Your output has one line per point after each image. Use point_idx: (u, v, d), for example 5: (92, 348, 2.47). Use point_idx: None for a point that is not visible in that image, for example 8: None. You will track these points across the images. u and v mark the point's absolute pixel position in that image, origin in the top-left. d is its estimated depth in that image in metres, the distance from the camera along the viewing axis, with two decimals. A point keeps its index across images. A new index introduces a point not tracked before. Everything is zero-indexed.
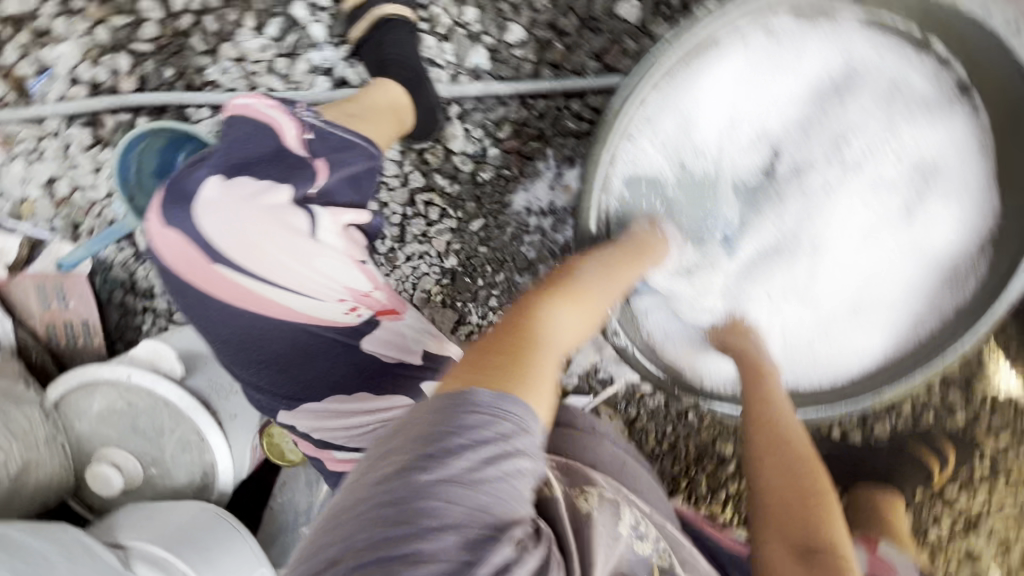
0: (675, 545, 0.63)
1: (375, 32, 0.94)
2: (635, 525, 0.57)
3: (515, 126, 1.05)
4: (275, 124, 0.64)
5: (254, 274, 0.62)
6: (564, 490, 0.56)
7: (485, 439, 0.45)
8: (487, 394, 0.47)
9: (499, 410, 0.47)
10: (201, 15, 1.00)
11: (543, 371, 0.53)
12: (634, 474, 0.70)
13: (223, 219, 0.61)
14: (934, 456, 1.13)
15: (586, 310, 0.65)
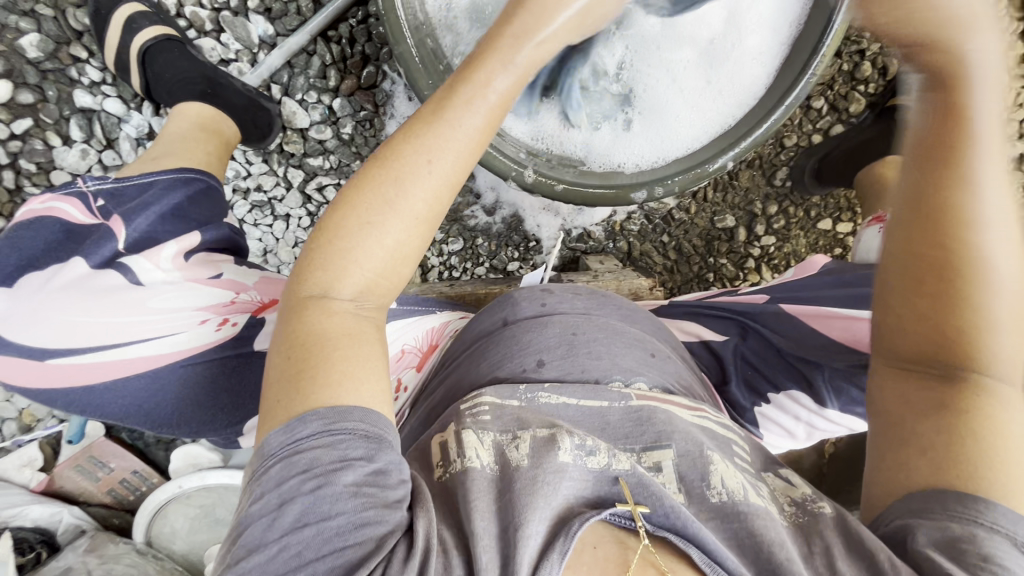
0: (653, 427, 0.53)
1: (147, 64, 0.88)
2: (581, 443, 0.48)
3: (339, 66, 0.98)
4: (54, 209, 0.59)
5: (95, 347, 0.56)
6: (494, 447, 0.48)
7: (321, 475, 0.40)
8: (300, 428, 0.41)
9: (320, 438, 0.41)
10: (15, 162, 0.98)
11: (355, 358, 0.45)
12: (593, 342, 0.62)
13: (30, 318, 0.54)
14: (922, 96, 1.03)
15: (406, 221, 0.47)
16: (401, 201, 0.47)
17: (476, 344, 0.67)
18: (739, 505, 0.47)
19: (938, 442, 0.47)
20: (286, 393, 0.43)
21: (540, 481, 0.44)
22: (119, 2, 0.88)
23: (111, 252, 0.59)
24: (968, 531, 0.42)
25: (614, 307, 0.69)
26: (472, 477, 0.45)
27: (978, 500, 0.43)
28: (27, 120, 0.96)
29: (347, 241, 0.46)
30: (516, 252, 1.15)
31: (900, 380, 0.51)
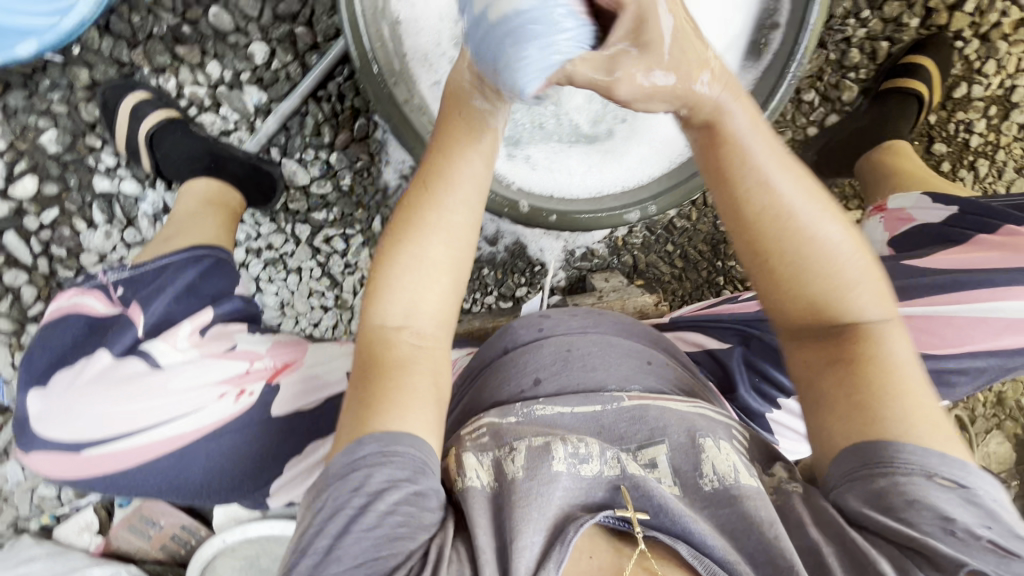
0: (647, 424, 0.58)
1: (155, 147, 0.93)
2: (574, 451, 0.53)
3: (331, 122, 1.02)
4: (79, 303, 0.66)
5: (121, 434, 0.61)
6: (492, 463, 0.54)
7: (373, 494, 0.48)
8: (360, 448, 0.49)
9: (377, 458, 0.49)
10: (47, 249, 1.05)
11: (415, 376, 0.54)
12: (587, 356, 0.66)
13: (64, 413, 0.61)
14: (915, 77, 1.01)
15: (438, 256, 0.57)
16: (430, 245, 0.57)
17: (479, 374, 0.72)
18: (728, 488, 0.52)
19: (849, 401, 0.52)
20: (360, 405, 0.52)
21: (533, 493, 0.50)
22: (124, 94, 0.94)
23: (133, 338, 0.65)
24: (892, 482, 0.48)
25: (610, 321, 0.73)
26: (473, 494, 0.51)
27: (890, 446, 0.49)
28: (54, 209, 1.03)
29: (409, 261, 0.57)
30: (523, 278, 1.17)
31: (803, 352, 0.56)
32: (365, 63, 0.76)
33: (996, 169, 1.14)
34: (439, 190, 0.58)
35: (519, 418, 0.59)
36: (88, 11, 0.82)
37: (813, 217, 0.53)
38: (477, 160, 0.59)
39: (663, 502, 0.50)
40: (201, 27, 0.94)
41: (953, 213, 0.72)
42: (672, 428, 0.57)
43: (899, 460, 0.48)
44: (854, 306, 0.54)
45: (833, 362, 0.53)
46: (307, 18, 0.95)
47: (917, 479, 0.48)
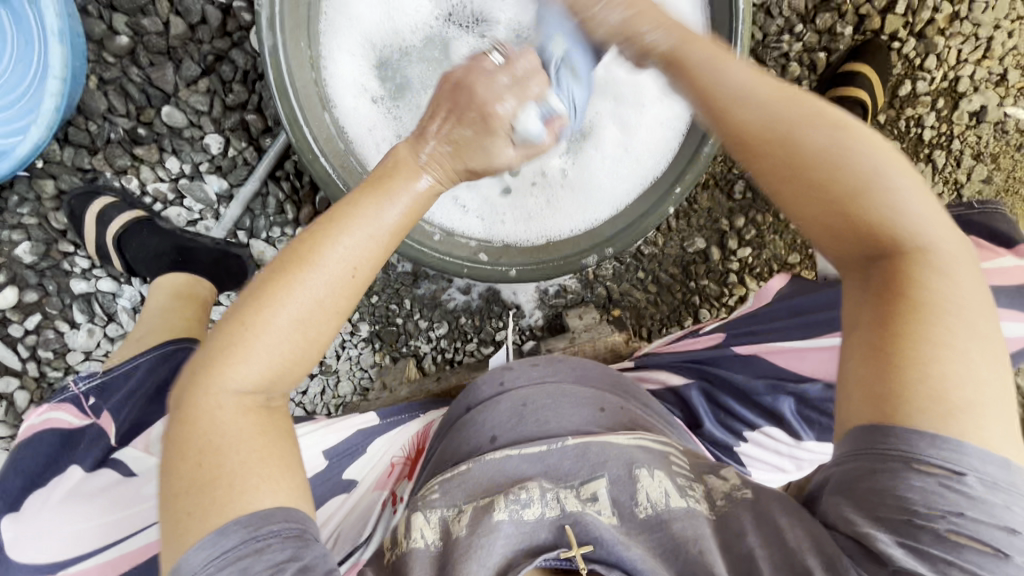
0: (589, 460, 0.58)
1: (123, 248, 0.96)
2: (515, 498, 0.54)
3: (293, 199, 1.05)
4: (52, 419, 0.66)
5: (98, 548, 0.62)
6: (439, 523, 0.55)
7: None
8: (223, 540, 0.42)
9: (253, 544, 0.42)
10: (35, 353, 1.08)
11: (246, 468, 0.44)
12: (541, 410, 0.66)
13: (35, 538, 0.59)
14: (854, 86, 1.02)
15: (306, 325, 0.47)
16: (292, 298, 0.46)
17: (447, 432, 0.73)
18: (659, 513, 0.53)
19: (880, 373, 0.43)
20: (176, 516, 0.43)
21: (475, 546, 0.50)
22: (89, 200, 0.97)
23: (104, 449, 0.66)
24: (880, 473, 0.42)
25: (569, 369, 0.73)
26: (417, 555, 0.52)
27: (895, 430, 0.41)
28: (37, 314, 1.06)
29: (229, 339, 0.46)
30: (500, 321, 1.18)
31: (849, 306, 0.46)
32: (305, 148, 0.77)
33: (953, 158, 1.14)
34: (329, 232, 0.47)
35: (468, 466, 0.60)
36: (40, 135, 0.85)
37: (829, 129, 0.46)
38: (376, 217, 0.49)
39: (601, 536, 0.50)
40: (156, 125, 0.97)
41: None
42: (612, 461, 0.58)
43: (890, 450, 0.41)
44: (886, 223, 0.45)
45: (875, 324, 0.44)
46: (255, 104, 0.98)
47: (902, 469, 0.41)
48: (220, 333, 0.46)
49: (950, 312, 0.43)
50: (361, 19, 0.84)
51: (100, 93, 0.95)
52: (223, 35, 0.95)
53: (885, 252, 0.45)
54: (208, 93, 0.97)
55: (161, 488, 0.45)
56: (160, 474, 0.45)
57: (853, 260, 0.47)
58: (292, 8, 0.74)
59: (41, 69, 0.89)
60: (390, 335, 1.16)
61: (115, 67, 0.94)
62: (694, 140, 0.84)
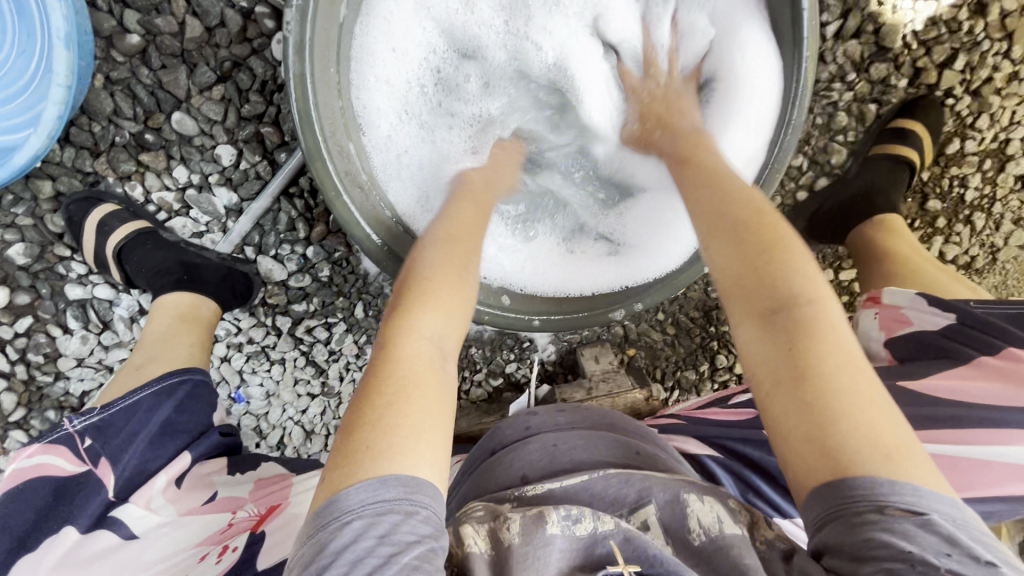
0: (633, 486, 0.61)
1: (124, 261, 0.90)
2: (568, 514, 0.57)
3: (305, 217, 0.99)
4: (43, 465, 0.62)
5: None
6: (489, 531, 0.56)
7: (398, 545, 0.45)
8: (383, 489, 0.47)
9: (407, 504, 0.47)
10: (25, 356, 1.03)
11: (426, 398, 0.53)
12: (572, 449, 0.70)
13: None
14: (899, 144, 0.98)
15: (459, 292, 0.64)
16: (455, 272, 0.65)
17: (476, 471, 0.76)
18: (714, 543, 0.57)
19: (799, 412, 0.47)
20: (361, 441, 0.50)
21: (530, 556, 0.53)
22: (90, 208, 0.91)
23: (103, 504, 0.62)
24: (855, 524, 0.43)
25: (595, 416, 0.78)
26: (475, 561, 0.53)
27: (849, 481, 0.44)
28: (28, 318, 1.00)
29: (418, 297, 0.61)
30: (512, 353, 1.13)
31: (751, 360, 0.52)
32: (327, 183, 0.71)
33: (993, 222, 1.11)
34: (472, 232, 0.71)
35: (513, 501, 0.62)
36: (41, 143, 0.79)
37: (740, 214, 0.58)
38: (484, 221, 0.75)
39: (658, 552, 0.54)
40: (165, 132, 0.91)
41: (950, 324, 0.69)
42: (657, 488, 0.61)
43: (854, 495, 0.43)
44: (787, 289, 0.52)
45: (777, 373, 0.49)
46: (273, 117, 0.92)
47: (870, 517, 0.42)
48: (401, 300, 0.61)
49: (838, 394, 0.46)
50: (403, 51, 0.82)
51: (106, 93, 0.88)
52: (242, 43, 0.88)
53: (782, 306, 0.51)
54: (223, 101, 0.90)
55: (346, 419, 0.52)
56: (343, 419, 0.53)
57: (760, 317, 0.52)
58: (324, 34, 0.68)
59: (43, 67, 0.82)
60: None
61: (124, 67, 0.88)
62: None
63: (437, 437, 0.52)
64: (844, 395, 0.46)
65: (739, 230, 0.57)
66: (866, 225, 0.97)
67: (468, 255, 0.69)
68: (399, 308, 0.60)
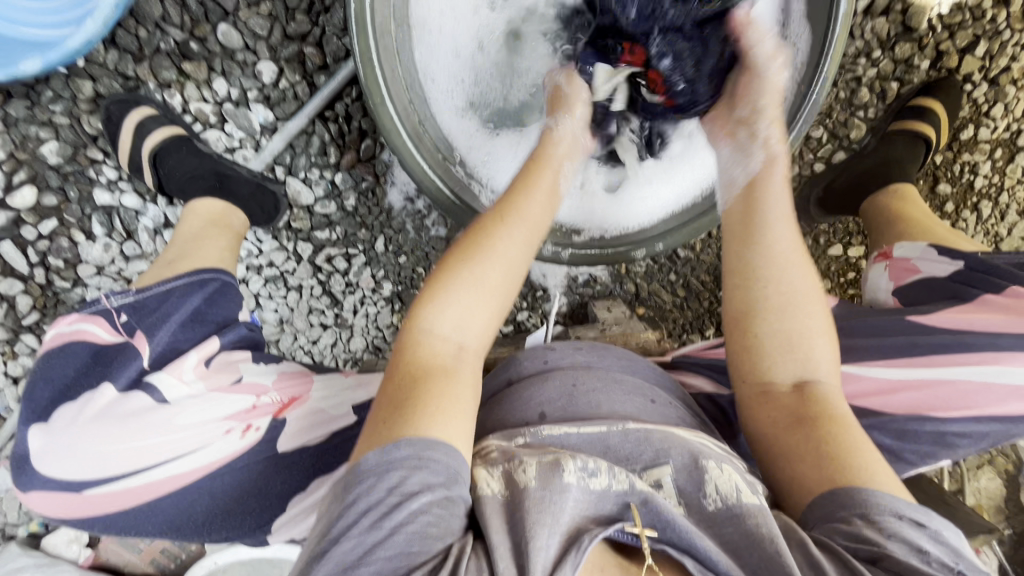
0: (652, 446, 0.62)
1: (158, 165, 0.92)
2: (584, 465, 0.55)
3: (337, 143, 1.01)
4: (81, 330, 0.64)
5: (130, 471, 0.59)
6: (502, 474, 0.57)
7: (407, 494, 0.50)
8: (395, 451, 0.51)
9: (416, 463, 0.51)
10: (44, 260, 1.03)
11: (454, 392, 0.57)
12: (592, 392, 0.72)
13: (68, 452, 0.58)
14: (919, 121, 1.02)
15: (503, 280, 0.65)
16: (499, 264, 0.65)
17: (490, 403, 0.77)
18: (733, 508, 0.56)
19: (810, 449, 0.60)
20: (388, 416, 0.54)
21: (546, 501, 0.52)
22: (128, 110, 0.92)
23: (138, 371, 0.63)
24: (868, 520, 0.52)
25: (613, 358, 0.79)
26: (486, 503, 0.54)
27: (865, 494, 0.54)
28: (52, 221, 1.01)
29: (462, 282, 0.62)
30: (524, 302, 1.15)
31: (764, 405, 0.66)
32: (373, 86, 0.73)
33: (998, 211, 1.15)
34: (523, 215, 0.69)
35: (525, 440, 0.63)
36: (95, 30, 0.81)
37: (795, 275, 0.68)
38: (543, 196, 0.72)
39: (670, 520, 0.53)
40: (209, 43, 0.93)
41: (959, 270, 0.74)
42: (676, 449, 0.62)
43: (874, 506, 0.53)
44: (816, 367, 0.65)
45: (797, 420, 0.62)
46: (317, 38, 0.94)
47: (890, 519, 0.52)
48: (445, 280, 0.63)
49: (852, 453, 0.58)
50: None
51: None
52: None
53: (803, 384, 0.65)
54: (270, 18, 0.92)
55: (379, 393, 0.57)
56: (378, 393, 0.58)
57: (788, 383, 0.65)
58: None
59: None
60: (412, 298, 1.13)
61: None
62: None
63: (463, 397, 0.58)
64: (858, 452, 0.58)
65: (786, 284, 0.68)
66: (880, 196, 1.01)
67: (520, 247, 0.67)
68: (444, 275, 0.63)
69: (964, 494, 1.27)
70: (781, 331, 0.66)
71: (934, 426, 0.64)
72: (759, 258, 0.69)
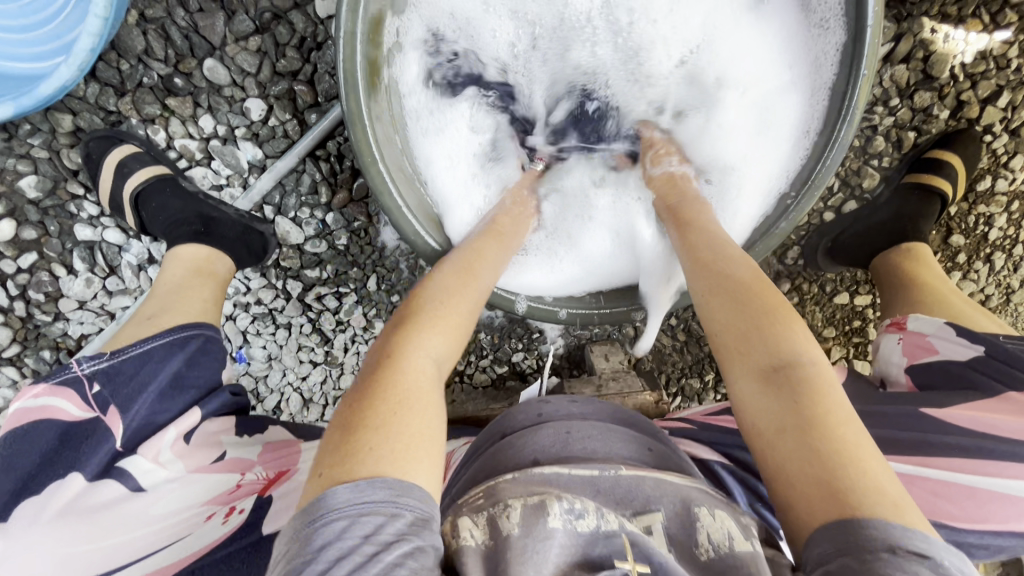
0: (642, 492, 0.58)
1: (141, 207, 0.88)
2: (569, 507, 0.54)
3: (329, 182, 0.97)
4: (48, 407, 0.58)
5: (96, 575, 0.53)
6: (486, 520, 0.54)
7: (385, 544, 0.45)
8: (371, 491, 0.47)
9: (394, 508, 0.47)
10: (25, 293, 1.00)
11: (418, 418, 0.54)
12: (586, 440, 0.68)
13: (26, 556, 0.52)
14: (934, 176, 0.98)
15: (463, 322, 0.67)
16: (461, 301, 0.68)
17: (484, 452, 0.74)
18: (726, 558, 0.54)
19: (801, 461, 0.51)
20: (345, 448, 0.50)
21: (528, 551, 0.51)
22: (110, 147, 0.88)
23: (109, 454, 0.59)
24: (862, 558, 0.43)
25: (609, 410, 0.77)
26: (469, 555, 0.52)
27: (856, 522, 0.45)
28: (32, 254, 0.97)
29: (421, 323, 0.63)
30: (520, 343, 1.12)
31: (746, 413, 0.57)
32: (364, 149, 0.70)
33: (1012, 263, 1.11)
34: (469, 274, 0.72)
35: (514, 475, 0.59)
36: (70, 72, 0.76)
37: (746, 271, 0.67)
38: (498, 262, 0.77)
39: (662, 560, 0.51)
40: (195, 79, 0.88)
41: (978, 356, 0.71)
42: (665, 497, 0.59)
43: (865, 533, 0.44)
44: (794, 352, 0.58)
45: (783, 425, 0.54)
46: (308, 75, 0.90)
47: (884, 555, 0.43)
48: (410, 321, 0.63)
49: (851, 469, 0.49)
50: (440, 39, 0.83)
51: (138, 31, 0.85)
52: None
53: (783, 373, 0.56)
54: (259, 54, 0.88)
55: (331, 428, 0.53)
56: (328, 432, 0.53)
57: (766, 377, 0.57)
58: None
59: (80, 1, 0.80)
60: None
61: (159, 6, 0.85)
62: (767, 220, 0.81)
63: (427, 423, 0.55)
64: (857, 463, 0.50)
65: (731, 288, 0.66)
66: (892, 252, 0.97)
67: (472, 296, 0.70)
68: (421, 311, 0.65)
69: None
70: (756, 327, 0.61)
71: (946, 532, 0.63)
72: (716, 269, 0.69)
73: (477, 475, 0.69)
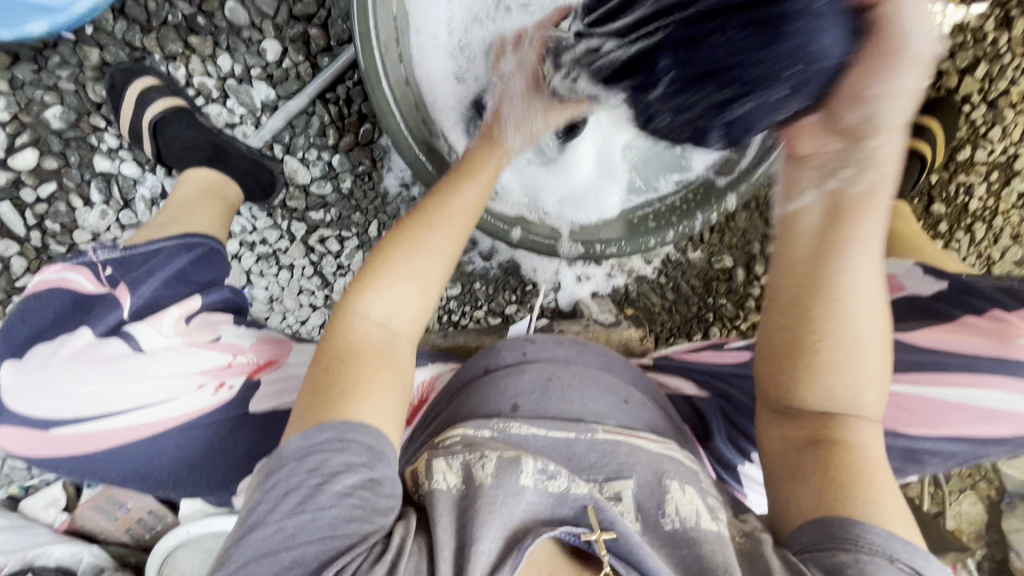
0: (616, 458, 0.62)
1: (158, 134, 0.93)
2: (544, 467, 0.56)
3: (337, 125, 1.02)
4: (66, 279, 0.64)
5: (97, 414, 0.60)
6: (460, 467, 0.55)
7: (330, 475, 0.51)
8: (316, 435, 0.52)
9: (339, 444, 0.52)
10: (41, 223, 1.03)
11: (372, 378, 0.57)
12: (568, 390, 0.69)
13: (39, 388, 0.59)
14: (915, 139, 1.02)
15: (436, 259, 0.64)
16: (434, 226, 0.65)
17: (461, 391, 0.75)
18: (688, 531, 0.57)
19: (818, 475, 0.57)
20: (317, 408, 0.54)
21: (497, 501, 0.52)
22: (133, 78, 0.94)
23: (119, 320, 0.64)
24: (855, 558, 0.51)
25: (594, 354, 0.75)
26: (439, 497, 0.53)
27: (853, 528, 0.52)
28: (52, 184, 1.02)
29: (376, 270, 0.61)
30: (513, 295, 1.16)
31: (787, 429, 0.62)
32: (371, 66, 0.75)
33: (992, 234, 1.15)
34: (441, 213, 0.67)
35: (492, 433, 0.62)
36: None
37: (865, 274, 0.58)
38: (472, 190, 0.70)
39: (624, 529, 0.53)
40: (217, 19, 0.94)
41: (941, 286, 0.75)
42: (640, 466, 0.62)
43: (862, 540, 0.52)
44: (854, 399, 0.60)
45: (814, 442, 0.59)
46: (322, 20, 0.96)
47: (877, 560, 0.51)
48: (372, 268, 0.62)
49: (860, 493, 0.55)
50: None
51: None
52: None
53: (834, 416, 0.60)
54: None
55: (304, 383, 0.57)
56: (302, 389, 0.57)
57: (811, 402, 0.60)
58: None
59: None
60: None
61: None
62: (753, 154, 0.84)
63: (389, 386, 0.58)
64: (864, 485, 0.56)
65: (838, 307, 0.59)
66: None
67: (445, 232, 0.66)
68: (380, 260, 0.62)
69: (943, 517, 1.26)
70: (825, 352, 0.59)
71: (904, 442, 0.67)
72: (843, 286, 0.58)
73: (452, 412, 0.72)
